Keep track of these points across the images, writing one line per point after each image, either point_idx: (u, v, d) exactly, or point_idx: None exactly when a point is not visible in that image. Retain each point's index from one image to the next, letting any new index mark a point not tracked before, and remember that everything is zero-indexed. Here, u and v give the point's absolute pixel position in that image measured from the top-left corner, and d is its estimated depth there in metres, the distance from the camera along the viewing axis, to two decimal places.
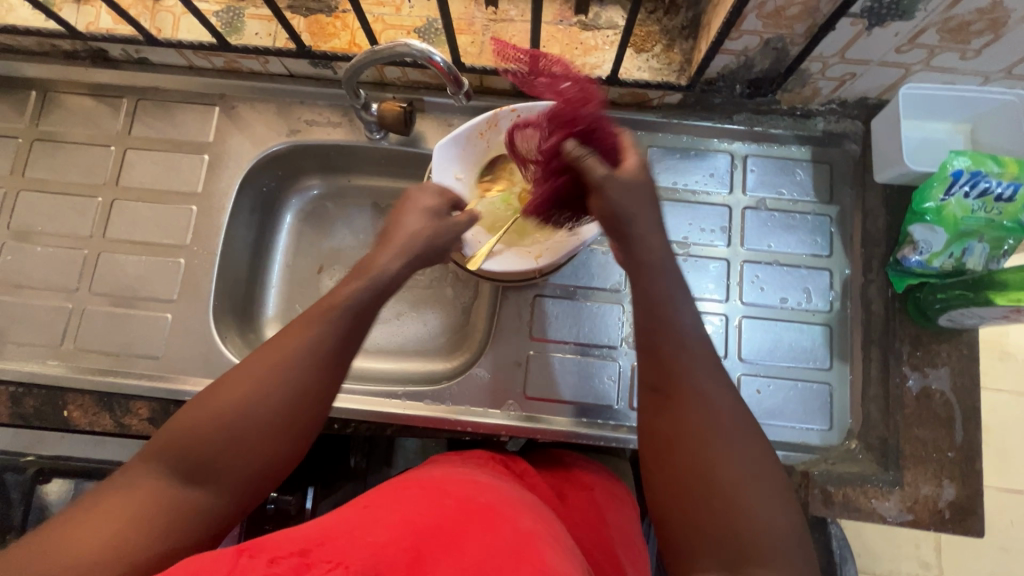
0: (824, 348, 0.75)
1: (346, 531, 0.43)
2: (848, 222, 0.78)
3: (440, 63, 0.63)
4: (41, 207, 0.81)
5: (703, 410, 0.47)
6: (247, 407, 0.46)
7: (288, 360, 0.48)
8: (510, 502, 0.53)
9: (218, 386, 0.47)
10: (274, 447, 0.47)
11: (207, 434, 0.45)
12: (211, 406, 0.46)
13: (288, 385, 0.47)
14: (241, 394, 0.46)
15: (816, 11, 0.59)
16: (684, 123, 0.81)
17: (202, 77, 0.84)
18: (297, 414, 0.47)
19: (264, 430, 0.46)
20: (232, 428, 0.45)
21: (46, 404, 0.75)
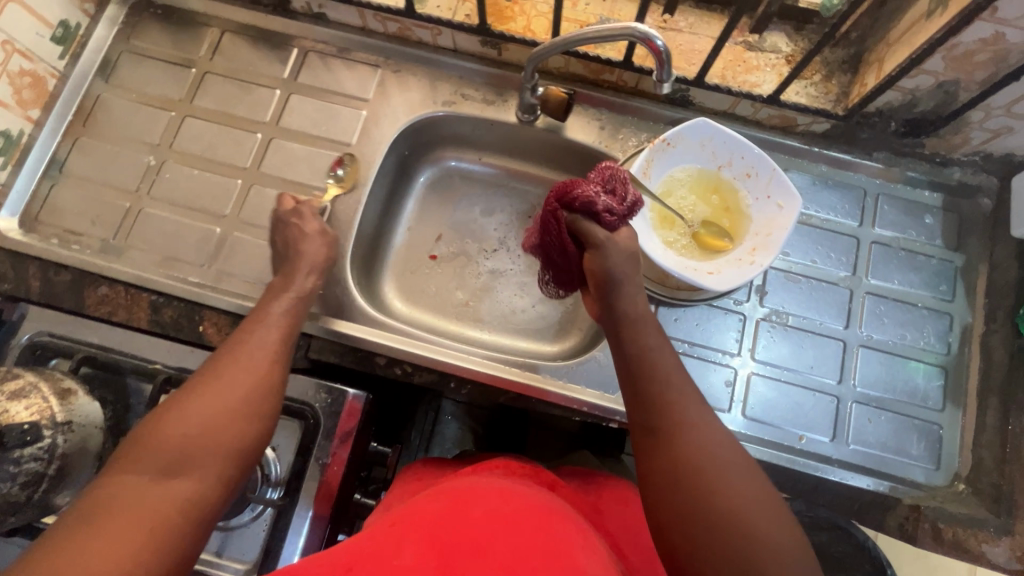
0: (939, 390, 0.77)
1: (372, 555, 0.49)
2: (973, 272, 0.80)
3: (659, 47, 0.60)
4: (204, 133, 0.86)
5: (699, 435, 0.52)
6: (228, 393, 0.53)
7: (239, 355, 0.57)
8: (536, 506, 0.56)
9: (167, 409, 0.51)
10: (259, 430, 0.54)
11: (202, 420, 0.51)
12: (206, 398, 0.52)
13: (250, 372, 0.56)
14: (220, 382, 0.54)
15: (1004, 61, 0.62)
16: (825, 152, 0.83)
17: (370, 39, 0.89)
18: (257, 402, 0.55)
19: (231, 420, 0.52)
20: (222, 415, 0.52)
21: (184, 316, 0.78)
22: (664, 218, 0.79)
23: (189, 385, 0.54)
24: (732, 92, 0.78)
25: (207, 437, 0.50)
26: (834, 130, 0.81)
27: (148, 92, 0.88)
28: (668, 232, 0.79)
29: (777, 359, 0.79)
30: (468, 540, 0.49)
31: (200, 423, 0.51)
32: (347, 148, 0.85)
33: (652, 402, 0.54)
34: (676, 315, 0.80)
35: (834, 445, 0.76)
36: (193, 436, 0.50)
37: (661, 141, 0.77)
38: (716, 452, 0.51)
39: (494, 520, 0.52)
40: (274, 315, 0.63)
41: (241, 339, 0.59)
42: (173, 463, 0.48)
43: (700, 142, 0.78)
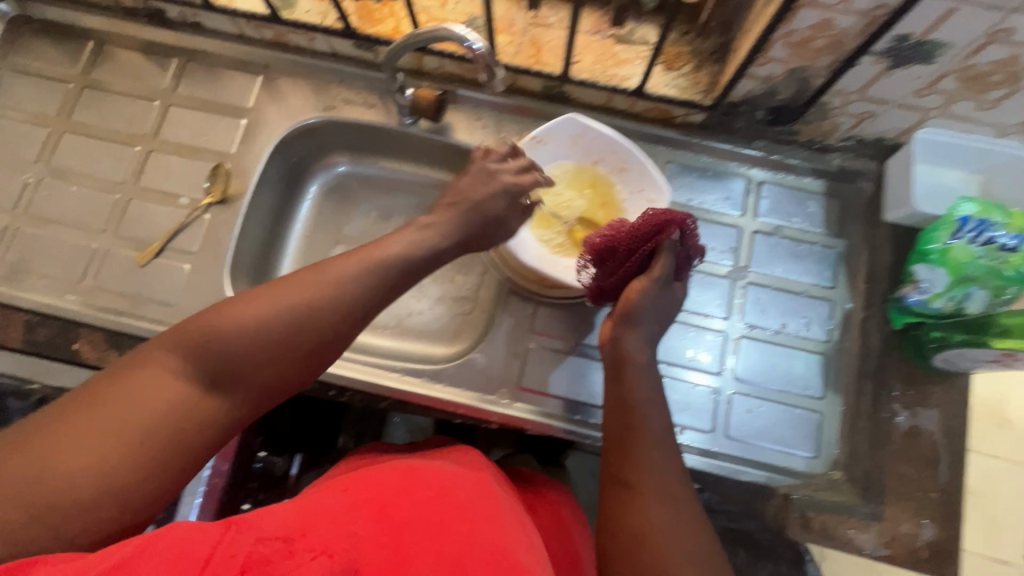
0: (818, 377, 0.77)
1: (324, 519, 0.45)
2: (854, 258, 0.80)
3: (480, 51, 0.64)
4: (82, 149, 0.85)
5: (665, 481, 0.53)
6: (299, 331, 0.53)
7: (301, 294, 0.54)
8: (485, 497, 0.54)
9: (223, 317, 0.52)
10: (319, 361, 0.55)
11: (260, 345, 0.52)
12: (239, 327, 0.52)
13: (287, 311, 0.53)
14: (282, 304, 0.53)
15: (841, 46, 0.61)
16: (705, 143, 0.83)
17: (249, 47, 0.88)
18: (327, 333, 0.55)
19: (281, 351, 0.53)
20: (268, 339, 0.52)
21: (58, 335, 0.77)
22: (540, 216, 0.79)
23: (213, 313, 0.53)
24: (600, 87, 0.78)
25: (251, 360, 0.51)
26: (709, 120, 0.81)
27: (28, 109, 0.87)
28: (544, 230, 0.79)
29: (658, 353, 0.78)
30: (427, 523, 0.47)
31: (224, 350, 0.51)
32: (227, 158, 0.85)
33: (628, 424, 0.57)
34: (556, 313, 0.80)
35: (712, 437, 0.75)
36: (240, 353, 0.51)
37: (532, 137, 0.76)
38: (669, 500, 0.52)
39: (443, 507, 0.49)
40: (359, 265, 0.58)
41: (309, 270, 0.56)
42: (217, 371, 0.50)
43: (573, 138, 0.78)
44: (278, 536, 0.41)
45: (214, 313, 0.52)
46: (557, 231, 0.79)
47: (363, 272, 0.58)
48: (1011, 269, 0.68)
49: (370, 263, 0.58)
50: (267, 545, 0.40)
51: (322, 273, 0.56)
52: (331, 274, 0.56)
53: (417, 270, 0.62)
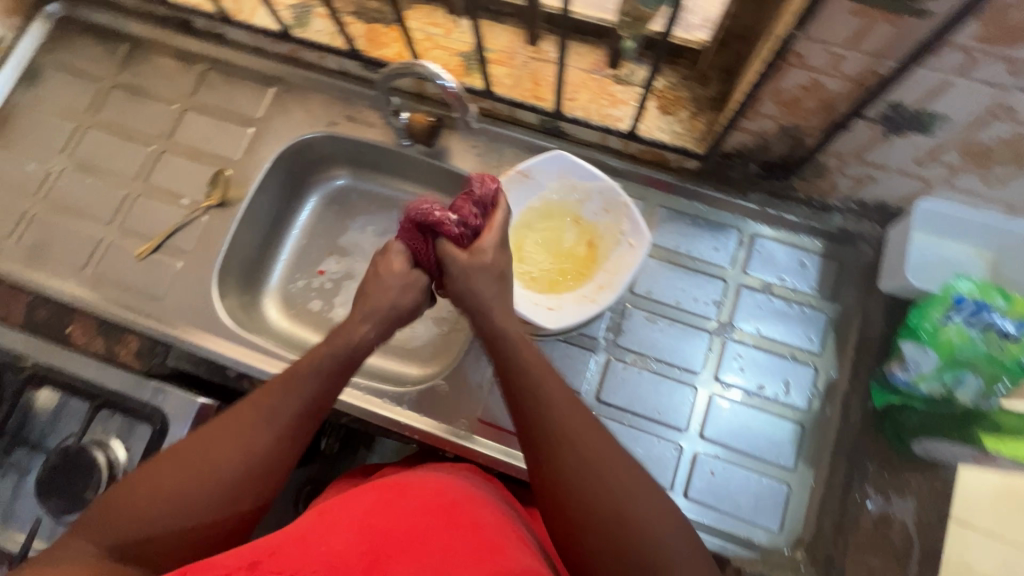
0: (792, 447, 0.73)
1: (296, 542, 0.48)
2: (845, 325, 0.76)
3: (452, 86, 0.69)
4: (103, 144, 0.91)
5: (595, 459, 0.51)
6: (214, 483, 0.52)
7: (265, 421, 0.55)
8: (473, 499, 0.58)
9: (162, 464, 0.53)
10: (247, 492, 0.54)
11: (184, 495, 0.52)
12: (172, 470, 0.52)
13: (236, 461, 0.53)
14: (213, 458, 0.53)
15: (832, 108, 0.59)
16: (698, 191, 0.81)
17: (266, 59, 0.92)
18: (262, 468, 0.54)
19: (219, 494, 0.52)
20: (192, 489, 0.52)
21: (55, 317, 0.82)
22: (520, 250, 0.78)
23: (178, 445, 0.54)
24: (593, 126, 0.77)
25: (176, 507, 0.51)
26: (705, 168, 0.79)
27: (62, 102, 0.94)
28: (521, 264, 0.77)
29: (625, 402, 0.76)
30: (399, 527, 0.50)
31: (182, 490, 0.52)
32: (230, 164, 0.88)
33: (539, 435, 0.52)
34: None
35: (670, 496, 0.72)
36: (168, 505, 0.51)
37: (515, 171, 0.75)
38: (600, 469, 0.50)
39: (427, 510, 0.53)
40: (299, 377, 0.57)
41: (261, 395, 0.56)
42: (140, 536, 0.50)
43: (559, 174, 0.76)
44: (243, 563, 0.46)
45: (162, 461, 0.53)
46: (535, 266, 0.77)
47: (319, 374, 0.57)
48: (1010, 358, 0.63)
49: (346, 349, 0.59)
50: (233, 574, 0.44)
51: (295, 385, 0.56)
52: (293, 391, 0.56)
53: (346, 378, 0.60)
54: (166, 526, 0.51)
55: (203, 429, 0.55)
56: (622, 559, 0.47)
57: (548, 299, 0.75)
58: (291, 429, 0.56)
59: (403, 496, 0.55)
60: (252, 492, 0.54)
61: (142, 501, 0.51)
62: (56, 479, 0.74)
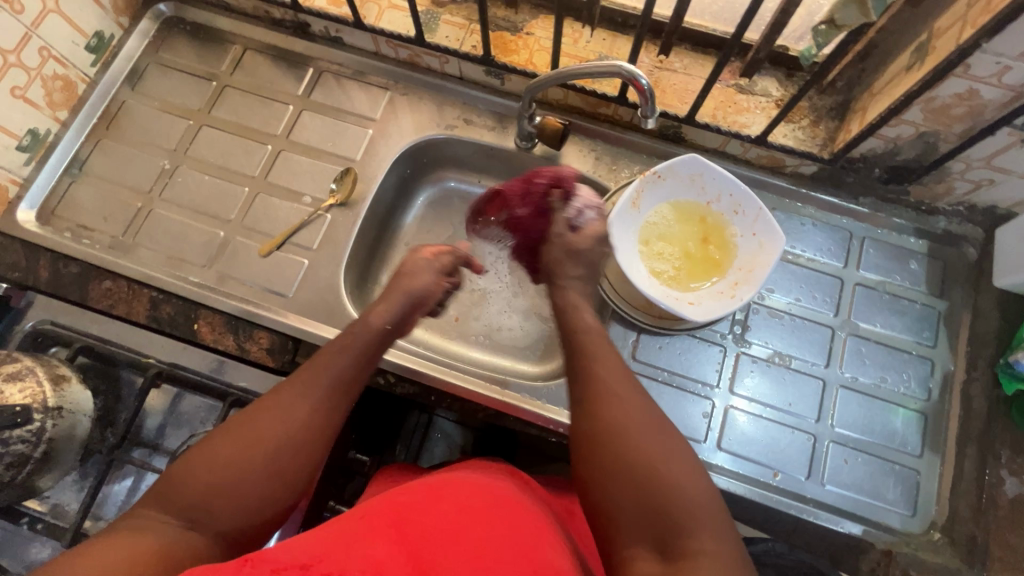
0: (918, 435, 0.77)
1: (343, 545, 0.48)
2: (956, 320, 0.81)
3: (643, 86, 0.65)
4: (217, 142, 0.91)
5: (636, 428, 0.55)
6: (276, 444, 0.55)
7: (303, 394, 0.58)
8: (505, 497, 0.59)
9: (216, 439, 0.54)
10: (305, 462, 0.56)
11: (249, 460, 0.53)
12: (233, 440, 0.54)
13: (292, 422, 0.56)
14: (271, 425, 0.56)
15: (980, 115, 0.64)
16: (812, 194, 0.85)
17: (383, 63, 0.94)
18: (318, 432, 0.58)
19: (278, 458, 0.54)
20: (256, 455, 0.53)
21: (180, 314, 0.80)
22: (654, 249, 0.82)
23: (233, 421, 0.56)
24: (722, 131, 0.81)
25: (241, 472, 0.52)
26: (821, 172, 0.84)
27: (172, 101, 0.93)
28: (655, 261, 0.81)
29: (755, 394, 0.79)
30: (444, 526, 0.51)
31: (243, 458, 0.53)
32: (351, 164, 0.89)
33: (595, 396, 0.59)
34: (656, 343, 0.82)
35: (808, 484, 0.75)
36: (234, 468, 0.52)
37: (649, 176, 0.79)
38: (647, 436, 0.54)
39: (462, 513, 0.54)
40: (326, 358, 0.63)
41: (308, 365, 0.62)
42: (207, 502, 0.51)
43: (691, 178, 0.80)
44: (296, 564, 0.45)
45: (215, 437, 0.54)
46: (669, 264, 0.81)
47: (349, 352, 0.65)
48: None
49: (369, 330, 0.68)
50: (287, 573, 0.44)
51: (333, 361, 0.63)
52: (330, 367, 0.62)
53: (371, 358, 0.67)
54: (228, 492, 0.51)
55: (250, 408, 0.57)
56: (658, 507, 0.50)
57: (685, 295, 0.79)
58: (326, 403, 0.59)
59: (438, 501, 0.56)
60: (297, 467, 0.55)
61: (207, 472, 0.52)
62: None
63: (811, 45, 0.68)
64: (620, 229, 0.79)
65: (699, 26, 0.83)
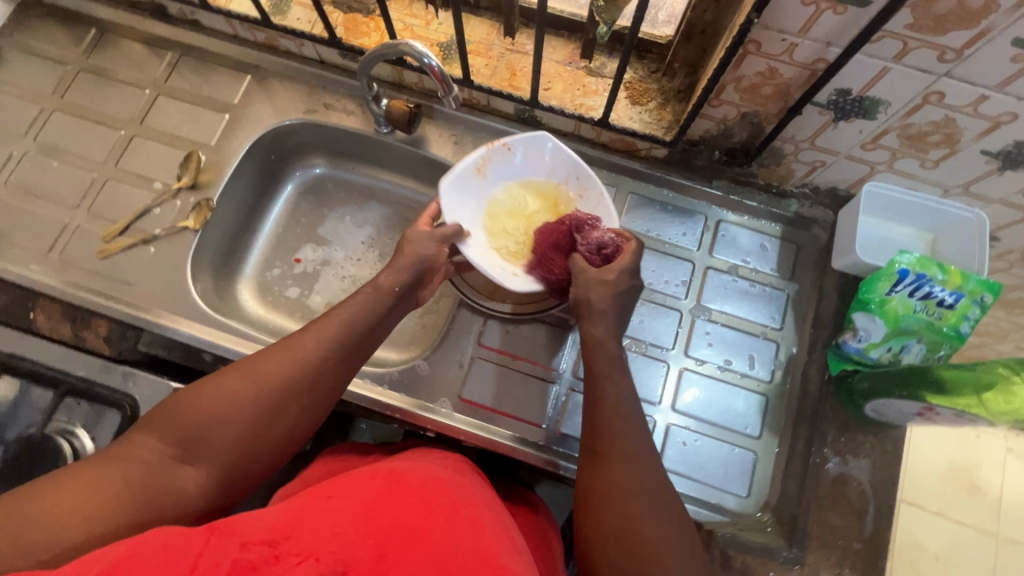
0: (757, 416, 0.77)
1: (311, 524, 0.45)
2: (803, 302, 0.81)
3: (437, 68, 0.66)
4: (68, 128, 0.89)
5: (637, 481, 0.54)
6: (273, 386, 0.56)
7: (316, 343, 0.59)
8: (456, 489, 0.56)
9: (204, 387, 0.55)
10: (306, 396, 0.58)
11: (247, 403, 0.54)
12: (236, 387, 0.55)
13: (287, 366, 0.57)
14: (268, 369, 0.57)
15: (787, 94, 0.64)
16: (667, 178, 0.85)
17: (243, 47, 0.92)
18: (325, 373, 0.59)
19: (273, 405, 0.55)
20: (254, 401, 0.55)
21: (17, 303, 0.80)
22: (495, 220, 0.79)
23: (235, 365, 0.57)
24: (568, 114, 0.81)
25: (241, 416, 0.54)
26: (672, 155, 0.84)
27: (24, 85, 0.91)
28: (495, 230, 0.78)
29: None
30: (408, 523, 0.47)
31: (243, 402, 0.54)
32: (204, 149, 0.88)
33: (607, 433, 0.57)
34: (507, 328, 0.82)
35: None
36: (231, 411, 0.54)
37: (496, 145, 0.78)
38: (661, 502, 0.53)
39: (429, 513, 0.49)
40: (336, 310, 0.63)
41: (323, 318, 0.62)
42: (202, 442, 0.52)
43: (540, 157, 0.80)
44: (264, 540, 0.42)
45: (205, 385, 0.55)
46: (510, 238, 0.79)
47: (357, 307, 0.64)
48: (949, 326, 0.69)
49: (375, 290, 0.66)
50: (254, 548, 0.41)
51: (343, 312, 0.63)
52: (345, 315, 0.63)
53: (396, 305, 0.67)
54: (229, 434, 0.53)
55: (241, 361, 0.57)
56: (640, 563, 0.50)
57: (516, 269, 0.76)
58: (341, 354, 0.61)
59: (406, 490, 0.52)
60: (306, 406, 0.58)
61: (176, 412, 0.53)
62: (15, 471, 0.72)
63: (602, 24, 0.67)
64: (459, 191, 0.76)
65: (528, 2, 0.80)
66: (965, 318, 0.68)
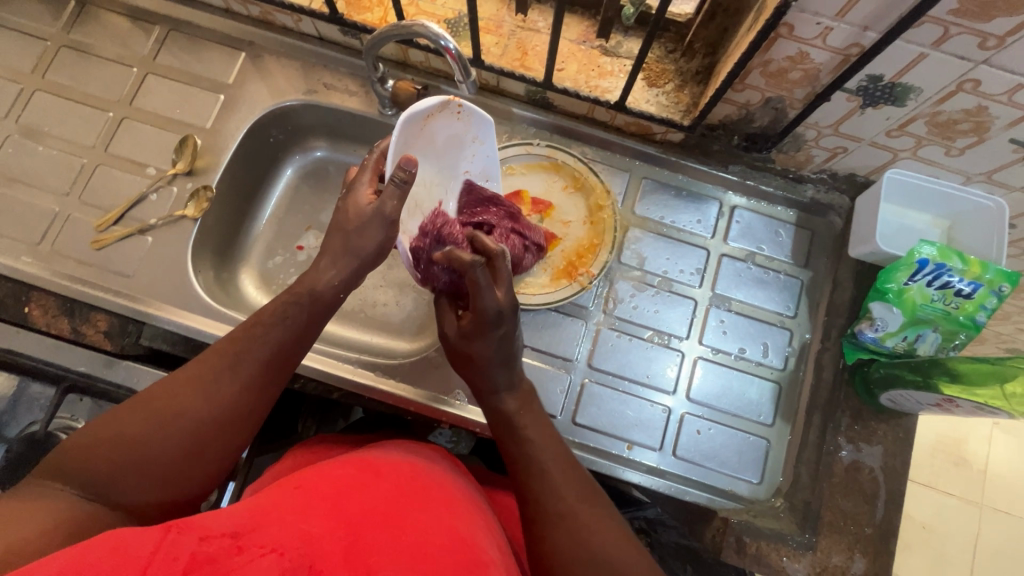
0: (771, 405, 0.78)
1: (275, 516, 0.45)
2: (816, 290, 0.81)
3: (454, 52, 0.62)
4: (52, 109, 0.84)
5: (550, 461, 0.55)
6: (186, 419, 0.51)
7: (231, 371, 0.54)
8: (435, 481, 0.59)
9: (106, 426, 0.49)
10: (227, 432, 0.53)
11: (158, 439, 0.49)
12: (144, 418, 0.50)
13: (202, 394, 0.52)
14: (182, 402, 0.51)
15: (815, 79, 0.62)
16: (682, 163, 0.83)
17: (235, 22, 0.86)
18: (243, 407, 0.54)
19: (191, 434, 0.51)
20: (172, 433, 0.50)
21: (9, 295, 0.76)
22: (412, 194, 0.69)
23: (137, 397, 0.51)
24: (582, 97, 0.78)
25: (156, 449, 0.49)
26: (688, 140, 0.81)
27: (0, 63, 0.85)
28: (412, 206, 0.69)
29: (616, 367, 0.78)
30: (375, 512, 0.49)
31: (155, 436, 0.49)
32: (200, 132, 0.83)
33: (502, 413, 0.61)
34: (519, 319, 0.80)
35: (660, 455, 0.76)
36: (144, 444, 0.49)
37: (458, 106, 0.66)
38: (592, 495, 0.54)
39: (397, 499, 0.52)
40: (255, 330, 0.57)
41: (238, 336, 0.57)
42: (111, 477, 0.47)
43: (473, 141, 0.72)
44: (226, 532, 0.42)
45: (114, 418, 0.49)
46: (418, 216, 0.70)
47: (284, 325, 0.59)
48: (965, 315, 0.69)
49: (303, 300, 0.61)
50: (214, 541, 0.40)
51: (263, 334, 0.57)
52: (263, 338, 0.57)
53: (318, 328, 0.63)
54: (144, 469, 0.48)
55: (144, 393, 0.52)
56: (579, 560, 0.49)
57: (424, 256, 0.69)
58: (263, 377, 0.56)
59: (377, 479, 0.54)
60: (228, 439, 0.53)
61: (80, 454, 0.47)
62: (24, 468, 0.72)
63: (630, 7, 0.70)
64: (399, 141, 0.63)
65: None
66: (981, 308, 0.68)
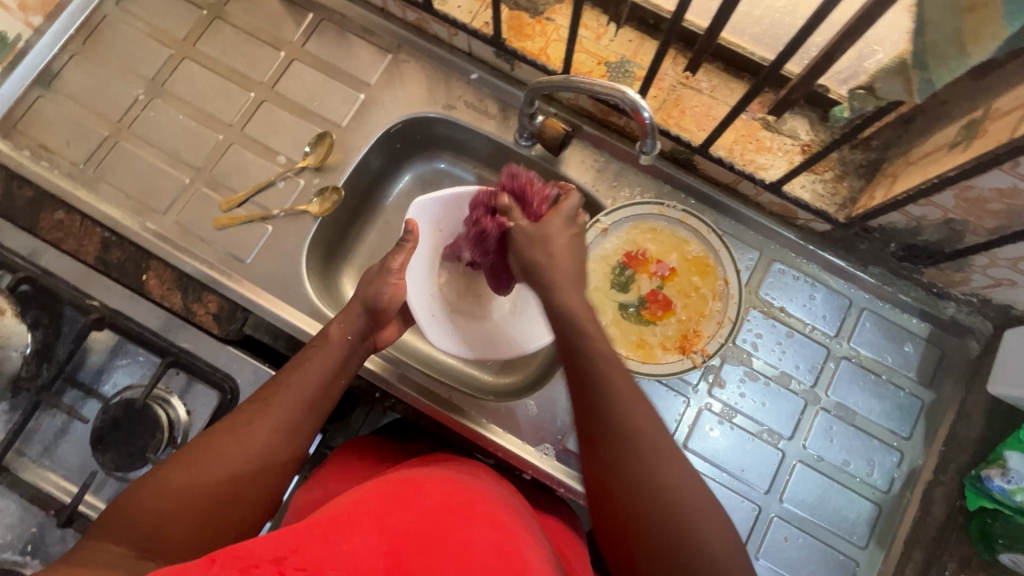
0: (866, 526, 0.74)
1: (318, 536, 0.45)
2: (937, 416, 0.76)
3: (646, 118, 0.61)
4: (197, 80, 0.84)
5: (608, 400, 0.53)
6: (224, 463, 0.53)
7: (265, 412, 0.57)
8: (484, 496, 0.55)
9: (151, 480, 0.51)
10: (267, 470, 0.55)
11: (199, 485, 0.51)
12: (187, 467, 0.52)
13: (237, 438, 0.54)
14: (221, 448, 0.53)
15: (1017, 216, 0.57)
16: (818, 253, 0.79)
17: (387, 22, 0.85)
18: (279, 445, 0.56)
19: (230, 479, 0.52)
20: (213, 479, 0.52)
21: (130, 261, 0.77)
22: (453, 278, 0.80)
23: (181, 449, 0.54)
24: (735, 169, 0.74)
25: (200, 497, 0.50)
26: (834, 233, 0.77)
27: (154, 23, 0.85)
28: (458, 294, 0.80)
29: (711, 453, 0.75)
30: (419, 532, 0.47)
31: (198, 482, 0.51)
32: (335, 129, 0.83)
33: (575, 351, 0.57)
34: None
35: None
36: (188, 493, 0.50)
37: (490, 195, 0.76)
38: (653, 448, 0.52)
39: (441, 515, 0.49)
40: (285, 373, 0.60)
41: (273, 382, 0.60)
42: (164, 530, 0.48)
43: None
44: (269, 560, 0.42)
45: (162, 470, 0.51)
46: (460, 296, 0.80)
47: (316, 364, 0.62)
48: None
49: (326, 342, 0.64)
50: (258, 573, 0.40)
51: (295, 376, 0.60)
52: (295, 378, 0.60)
53: (349, 366, 0.65)
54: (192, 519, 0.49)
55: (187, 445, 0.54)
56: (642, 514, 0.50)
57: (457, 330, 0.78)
58: (295, 415, 0.58)
59: (418, 495, 0.52)
60: (270, 476, 0.55)
61: (133, 509, 0.49)
62: (114, 434, 0.72)
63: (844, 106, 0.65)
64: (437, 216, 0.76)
65: (735, 46, 0.72)
66: None
